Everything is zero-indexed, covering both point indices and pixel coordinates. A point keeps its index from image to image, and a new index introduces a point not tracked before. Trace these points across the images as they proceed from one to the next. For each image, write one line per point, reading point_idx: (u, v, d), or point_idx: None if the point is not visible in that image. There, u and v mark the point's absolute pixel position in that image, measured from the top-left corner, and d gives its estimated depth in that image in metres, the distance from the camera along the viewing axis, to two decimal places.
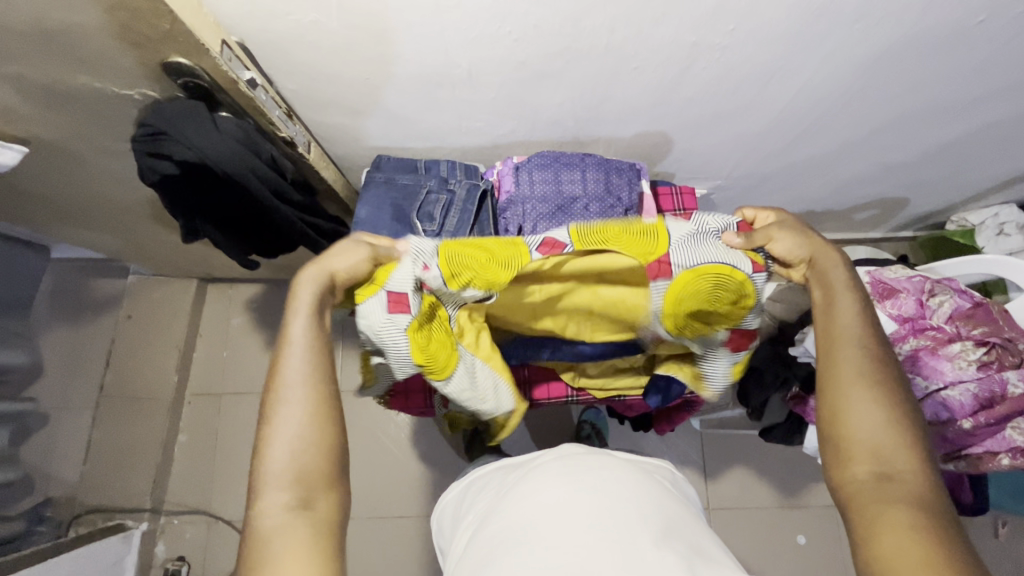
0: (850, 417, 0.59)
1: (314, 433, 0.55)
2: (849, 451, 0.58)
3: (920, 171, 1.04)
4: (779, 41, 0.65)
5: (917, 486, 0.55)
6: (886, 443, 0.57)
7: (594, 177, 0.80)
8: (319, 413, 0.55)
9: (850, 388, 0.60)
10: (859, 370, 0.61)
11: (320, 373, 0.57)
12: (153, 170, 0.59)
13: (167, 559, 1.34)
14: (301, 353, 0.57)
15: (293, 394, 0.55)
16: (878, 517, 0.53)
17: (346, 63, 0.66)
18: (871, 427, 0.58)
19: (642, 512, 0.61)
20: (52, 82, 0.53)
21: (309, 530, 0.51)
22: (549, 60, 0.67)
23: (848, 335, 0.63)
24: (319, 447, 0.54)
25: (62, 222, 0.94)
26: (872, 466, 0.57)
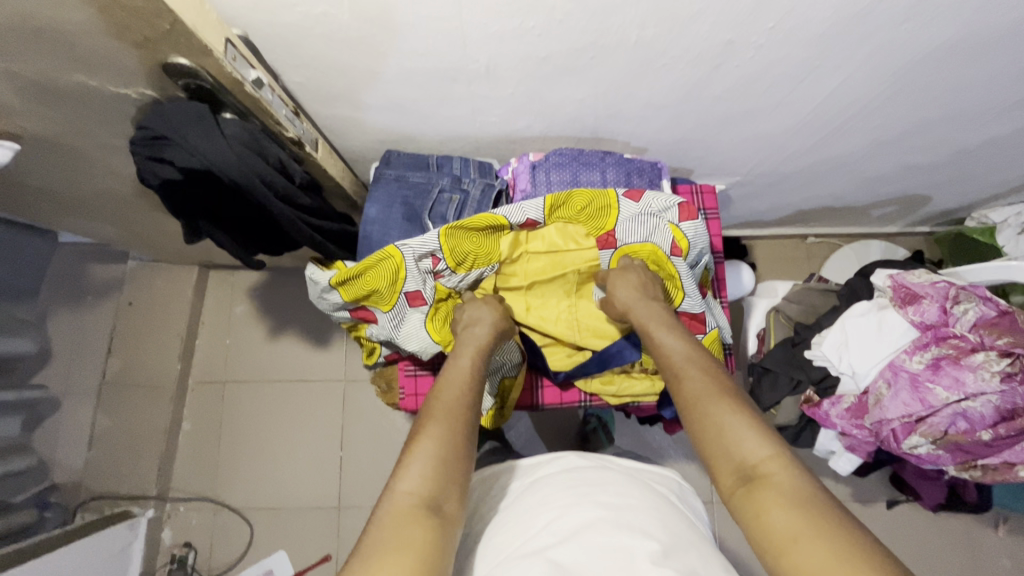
0: (710, 427, 0.58)
1: (457, 444, 0.58)
2: (717, 466, 0.56)
3: (947, 170, 1.01)
4: (822, 41, 0.61)
5: (788, 478, 0.51)
6: (739, 444, 0.55)
7: (614, 178, 0.79)
8: (464, 429, 0.59)
9: (703, 401, 0.60)
10: (701, 380, 0.62)
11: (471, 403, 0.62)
12: (153, 174, 0.56)
13: (173, 545, 1.35)
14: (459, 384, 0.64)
15: (449, 407, 0.61)
16: (759, 520, 0.50)
17: (356, 56, 0.62)
18: (725, 432, 0.57)
19: (644, 528, 0.58)
20: (43, 82, 0.49)
21: (426, 529, 0.50)
22: (573, 57, 0.63)
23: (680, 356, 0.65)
24: (455, 456, 0.57)
25: (59, 212, 0.91)
26: (738, 475, 0.54)
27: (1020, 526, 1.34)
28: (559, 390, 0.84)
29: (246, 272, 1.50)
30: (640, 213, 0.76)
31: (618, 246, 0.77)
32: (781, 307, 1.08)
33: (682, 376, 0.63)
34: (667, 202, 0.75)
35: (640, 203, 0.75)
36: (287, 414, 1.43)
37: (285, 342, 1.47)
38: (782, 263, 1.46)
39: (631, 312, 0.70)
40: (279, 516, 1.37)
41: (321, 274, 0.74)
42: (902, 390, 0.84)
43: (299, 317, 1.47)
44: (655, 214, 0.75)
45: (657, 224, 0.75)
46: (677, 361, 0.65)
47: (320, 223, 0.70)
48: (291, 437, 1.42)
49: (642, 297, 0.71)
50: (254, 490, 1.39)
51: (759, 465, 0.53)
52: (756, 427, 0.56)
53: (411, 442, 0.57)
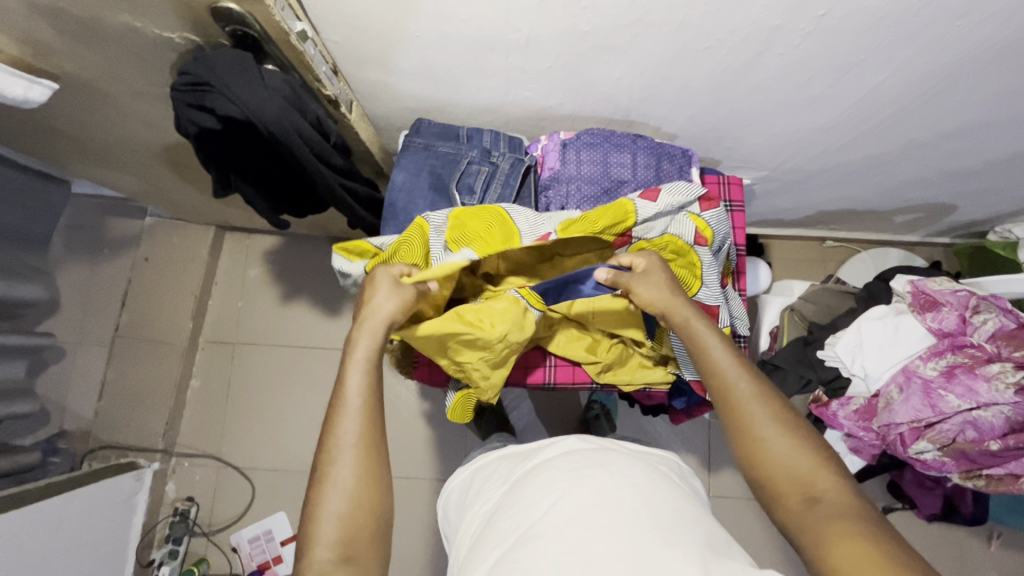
0: (764, 445, 0.56)
1: (364, 496, 0.53)
2: (774, 484, 0.55)
3: (976, 180, 1.00)
4: (871, 32, 0.60)
5: (848, 502, 0.51)
6: (801, 464, 0.54)
7: (644, 162, 0.78)
8: (365, 474, 0.54)
9: (758, 421, 0.57)
10: (755, 397, 0.59)
11: (374, 435, 0.56)
12: (191, 122, 0.55)
13: (177, 499, 1.38)
14: (355, 417, 0.56)
15: (347, 448, 0.54)
16: (827, 534, 0.49)
17: (397, 19, 0.62)
18: (787, 452, 0.55)
19: (650, 509, 0.58)
20: (87, 19, 0.49)
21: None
22: (615, 34, 0.62)
23: (728, 368, 0.61)
24: (360, 508, 0.53)
25: (85, 159, 0.91)
26: (801, 494, 0.53)
27: (1012, 541, 1.35)
28: (572, 369, 0.83)
29: (261, 236, 1.50)
30: (664, 209, 0.72)
31: (634, 242, 0.75)
32: (796, 306, 1.08)
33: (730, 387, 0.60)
34: (687, 195, 0.73)
35: (660, 198, 0.72)
36: (294, 379, 1.45)
37: (296, 308, 1.48)
38: (798, 264, 1.45)
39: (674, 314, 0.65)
40: (282, 478, 1.39)
41: (352, 265, 0.73)
42: (914, 396, 0.84)
43: (312, 285, 1.48)
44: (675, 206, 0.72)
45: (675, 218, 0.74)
46: (728, 373, 0.61)
47: (352, 185, 0.70)
48: (297, 402, 1.44)
49: (674, 295, 0.66)
50: (257, 450, 1.41)
51: (821, 487, 0.53)
52: (812, 449, 0.55)
53: (315, 495, 0.53)
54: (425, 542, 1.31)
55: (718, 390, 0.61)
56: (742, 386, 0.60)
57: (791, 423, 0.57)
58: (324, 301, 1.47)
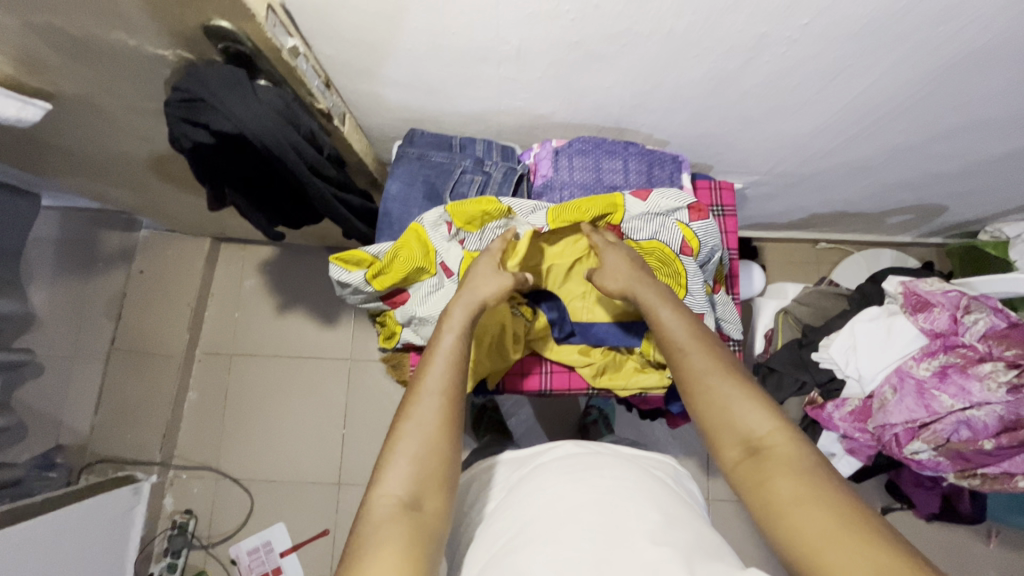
0: (712, 403, 0.58)
1: (439, 447, 0.55)
2: (720, 440, 0.57)
3: (965, 181, 1.01)
4: (856, 38, 0.61)
5: (794, 452, 0.52)
6: (746, 419, 0.56)
7: (636, 168, 0.79)
8: (445, 427, 0.56)
9: (707, 380, 0.60)
10: (703, 356, 0.61)
11: (459, 388, 0.59)
12: (185, 136, 0.55)
13: (175, 512, 1.37)
14: (444, 370, 0.60)
15: (429, 395, 0.58)
16: (767, 487, 0.51)
17: (388, 31, 0.62)
18: (732, 409, 0.57)
19: (640, 510, 0.59)
20: (81, 38, 0.49)
21: (408, 532, 0.50)
22: (604, 43, 0.63)
23: (679, 334, 0.64)
24: (432, 459, 0.55)
25: (80, 175, 0.91)
26: (744, 448, 0.55)
27: (1012, 538, 1.35)
28: (568, 376, 0.83)
29: (257, 247, 1.51)
30: (649, 211, 0.76)
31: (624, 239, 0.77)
32: (789, 308, 1.10)
33: (685, 349, 0.63)
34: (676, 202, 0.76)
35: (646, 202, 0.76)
36: (291, 389, 1.45)
37: (293, 318, 1.48)
38: (792, 267, 1.46)
39: (634, 291, 0.68)
40: (280, 489, 1.38)
41: (349, 274, 0.74)
42: (908, 396, 0.85)
43: (308, 294, 1.48)
44: (665, 210, 0.76)
45: (666, 221, 0.76)
46: (679, 338, 0.64)
47: (346, 197, 0.71)
48: (295, 412, 1.43)
49: (635, 271, 0.70)
50: (255, 461, 1.40)
51: (765, 438, 0.54)
52: (760, 403, 0.57)
53: (389, 439, 0.56)
54: None
55: (670, 355, 0.64)
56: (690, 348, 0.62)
57: (742, 382, 0.59)
58: (321, 310, 1.47)
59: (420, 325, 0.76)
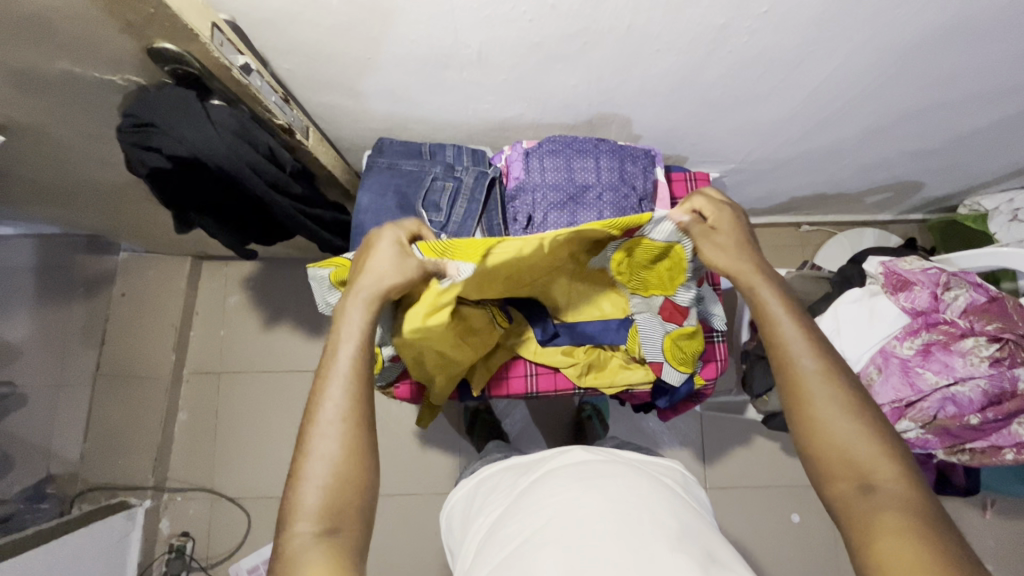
0: (823, 424, 0.55)
1: (348, 471, 0.53)
2: (829, 464, 0.54)
3: (940, 157, 1.01)
4: (817, 23, 0.61)
5: (906, 493, 0.51)
6: (866, 452, 0.53)
7: (608, 166, 0.77)
8: (353, 450, 0.53)
9: (820, 396, 0.56)
10: (822, 375, 0.57)
11: (358, 405, 0.55)
12: (142, 163, 0.56)
13: (171, 535, 1.35)
14: (342, 393, 0.55)
15: (331, 419, 0.54)
16: (875, 524, 0.50)
17: (346, 42, 0.61)
18: (851, 437, 0.54)
19: (656, 518, 0.59)
20: (24, 66, 0.48)
21: (329, 557, 0.49)
22: (566, 42, 0.62)
23: (802, 352, 0.59)
24: (344, 482, 0.52)
25: (47, 203, 0.89)
26: (855, 480, 0.53)
27: (1007, 507, 1.36)
28: (554, 377, 0.82)
29: (239, 263, 1.49)
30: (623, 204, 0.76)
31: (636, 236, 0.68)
32: None
33: (797, 360, 0.59)
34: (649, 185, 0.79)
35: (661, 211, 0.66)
36: (282, 404, 1.43)
37: (279, 332, 1.46)
38: (778, 251, 1.46)
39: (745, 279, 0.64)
40: (278, 505, 1.37)
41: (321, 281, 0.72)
42: (893, 375, 0.85)
43: (293, 307, 1.47)
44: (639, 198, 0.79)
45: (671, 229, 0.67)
46: (794, 350, 0.59)
47: (315, 212, 0.71)
48: (288, 426, 1.43)
49: (742, 260, 0.65)
50: (250, 479, 1.39)
51: (878, 476, 0.52)
52: (879, 440, 0.54)
53: (298, 468, 0.53)
54: (425, 561, 1.29)
55: (782, 370, 0.59)
56: (808, 362, 0.58)
57: (857, 407, 0.56)
58: (307, 322, 1.46)
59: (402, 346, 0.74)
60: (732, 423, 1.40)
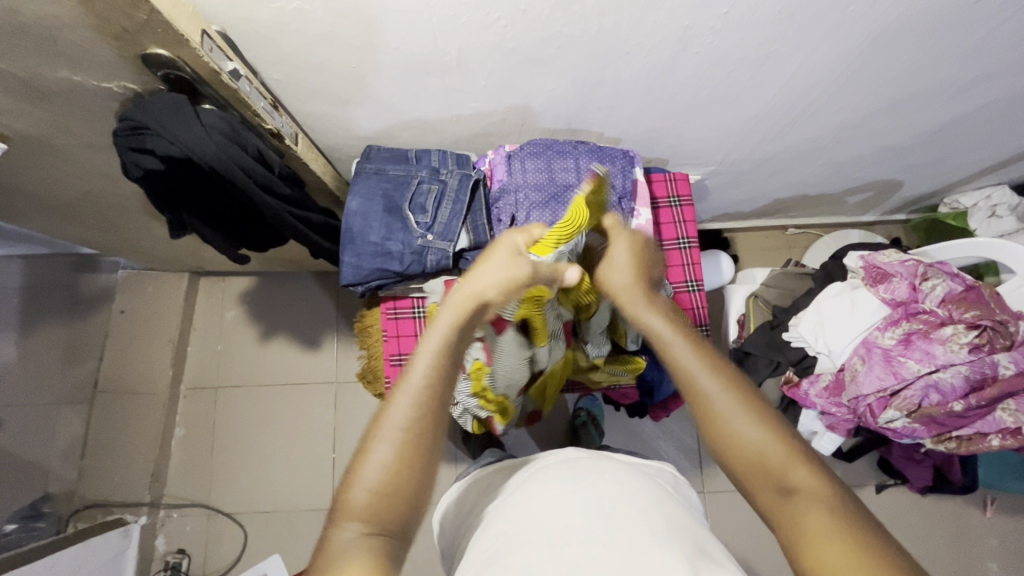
0: (732, 434, 0.52)
1: (402, 481, 0.49)
2: (747, 476, 0.51)
3: (913, 154, 1.04)
4: (776, 22, 0.64)
5: (826, 494, 0.48)
6: (777, 460, 0.50)
7: (588, 165, 0.81)
8: (408, 460, 0.50)
9: (726, 409, 0.53)
10: (724, 390, 0.54)
11: (428, 407, 0.51)
12: (136, 164, 0.60)
13: (167, 552, 1.34)
14: (407, 401, 0.51)
15: (389, 420, 0.51)
16: (805, 532, 0.45)
17: (330, 51, 0.64)
18: (762, 444, 0.51)
19: (644, 512, 0.60)
20: (27, 75, 0.52)
21: (371, 559, 0.45)
22: (540, 46, 0.66)
23: (704, 376, 0.56)
24: (397, 488, 0.49)
25: (48, 218, 0.92)
26: (773, 488, 0.49)
27: (1008, 505, 1.35)
28: None
29: (236, 278, 1.51)
30: None
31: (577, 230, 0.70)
32: (759, 291, 1.10)
33: (697, 379, 0.56)
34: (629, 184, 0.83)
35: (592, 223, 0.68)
36: (278, 417, 1.44)
37: (275, 345, 1.48)
38: (765, 253, 1.48)
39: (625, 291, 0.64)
40: (275, 519, 1.37)
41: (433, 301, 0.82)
42: (876, 365, 0.86)
43: (290, 321, 1.48)
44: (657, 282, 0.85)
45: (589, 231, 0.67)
46: (692, 365, 0.57)
47: (305, 214, 0.74)
48: (284, 440, 1.43)
49: (635, 281, 0.64)
50: (247, 493, 1.38)
51: (799, 483, 0.48)
52: (791, 445, 0.51)
53: (351, 468, 0.50)
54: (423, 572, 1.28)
55: (690, 395, 0.56)
56: (709, 385, 0.55)
57: (762, 411, 0.53)
58: (304, 335, 1.47)
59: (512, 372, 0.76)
60: None
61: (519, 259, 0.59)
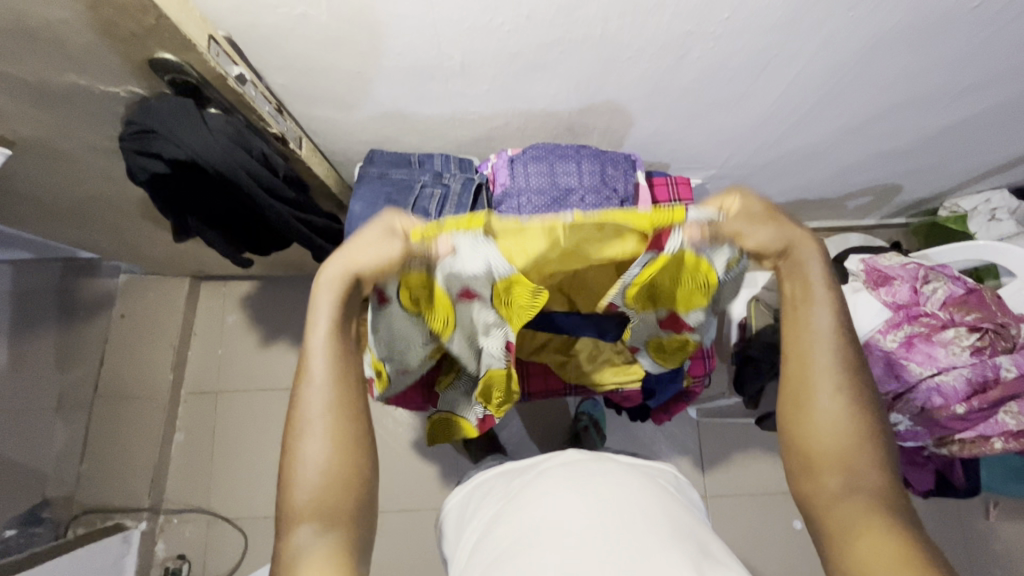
0: (816, 419, 0.59)
1: (342, 471, 0.56)
2: (815, 457, 0.59)
3: (913, 158, 1.04)
4: (776, 28, 0.64)
5: (881, 490, 0.57)
6: (852, 449, 0.58)
7: (590, 170, 0.80)
8: (341, 452, 0.56)
9: (821, 396, 0.59)
10: (831, 377, 0.59)
11: (345, 397, 0.57)
12: (142, 168, 0.60)
13: (167, 558, 1.34)
14: (323, 396, 0.56)
15: (314, 419, 0.56)
16: (854, 524, 0.56)
17: (335, 56, 0.65)
18: (843, 433, 0.58)
19: (649, 514, 0.60)
20: (35, 79, 0.52)
21: (333, 548, 0.53)
22: (543, 51, 0.66)
23: (821, 357, 0.59)
24: (340, 475, 0.56)
25: (50, 222, 0.92)
26: (840, 475, 0.58)
27: (1011, 509, 1.35)
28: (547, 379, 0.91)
29: (237, 282, 1.51)
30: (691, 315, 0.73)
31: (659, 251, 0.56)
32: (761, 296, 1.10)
33: (808, 360, 0.60)
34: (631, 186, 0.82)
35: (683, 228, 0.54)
36: (279, 421, 1.43)
37: (276, 350, 1.48)
38: None
39: (783, 245, 0.57)
40: (276, 524, 1.36)
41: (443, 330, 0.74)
42: (878, 367, 0.87)
43: (291, 325, 1.48)
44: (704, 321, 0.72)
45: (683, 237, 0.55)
46: (810, 348, 0.60)
47: (309, 217, 0.74)
48: None
49: (786, 232, 0.57)
50: (247, 499, 1.38)
51: (860, 474, 0.58)
52: (868, 436, 0.59)
53: (286, 468, 0.56)
54: None
55: (791, 373, 0.61)
56: (822, 366, 0.59)
57: (858, 403, 0.59)
58: (305, 340, 1.47)
59: (403, 354, 0.68)
60: (729, 429, 1.40)
61: (399, 236, 0.55)
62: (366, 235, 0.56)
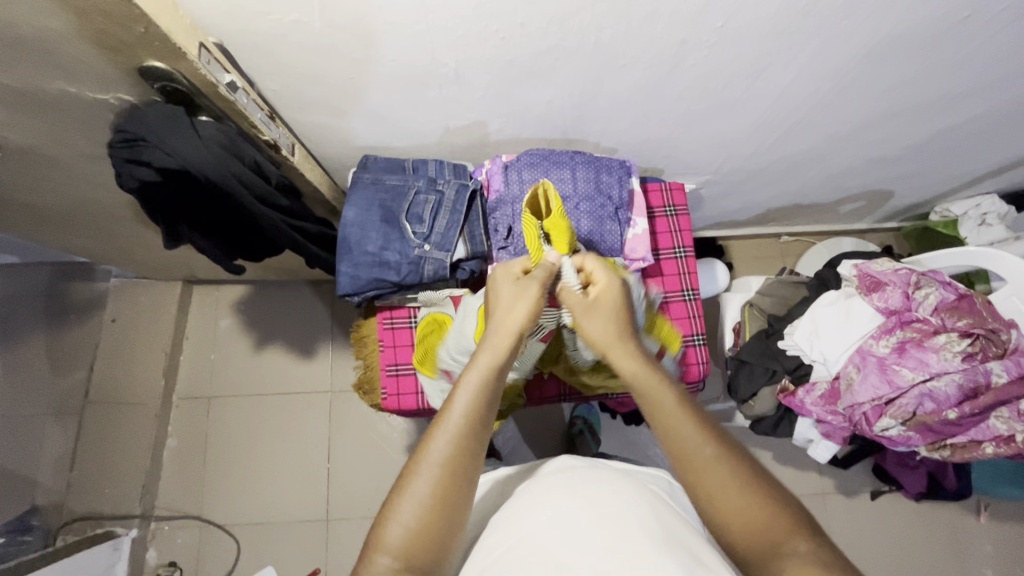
0: (705, 485, 0.51)
1: (435, 521, 0.49)
2: (730, 534, 0.49)
3: (905, 164, 1.05)
4: (769, 36, 0.65)
5: (812, 547, 0.46)
6: (753, 512, 0.49)
7: (584, 176, 0.81)
8: (443, 503, 0.49)
9: (696, 452, 0.52)
10: (697, 432, 0.53)
11: (471, 444, 0.51)
12: (131, 176, 0.59)
13: (158, 566, 1.32)
14: (448, 439, 0.51)
15: (431, 458, 0.50)
16: None
17: (328, 63, 0.65)
18: (731, 493, 0.50)
19: (641, 520, 0.59)
20: (22, 87, 0.51)
21: None
22: (537, 59, 0.66)
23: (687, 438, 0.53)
24: (435, 527, 0.48)
25: (40, 229, 0.91)
26: (761, 546, 0.47)
27: (1001, 511, 1.36)
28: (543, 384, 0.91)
29: (230, 286, 1.50)
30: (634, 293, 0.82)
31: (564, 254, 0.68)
32: (755, 300, 1.10)
33: (670, 420, 0.55)
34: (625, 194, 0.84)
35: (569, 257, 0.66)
36: (272, 426, 1.43)
37: (269, 355, 1.47)
38: (759, 261, 1.49)
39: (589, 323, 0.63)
40: (269, 531, 1.35)
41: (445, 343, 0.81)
42: (871, 373, 0.87)
43: (284, 329, 1.48)
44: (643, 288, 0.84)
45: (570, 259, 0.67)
46: (666, 409, 0.55)
47: (302, 224, 0.74)
48: (278, 450, 1.41)
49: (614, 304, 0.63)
50: (239, 505, 1.37)
51: (777, 534, 0.47)
52: (757, 488, 0.50)
53: (387, 503, 0.50)
54: None
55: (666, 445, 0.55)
56: (677, 418, 0.54)
57: (729, 451, 0.52)
58: (298, 344, 1.46)
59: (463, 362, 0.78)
60: None
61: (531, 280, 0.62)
62: (510, 288, 0.61)
